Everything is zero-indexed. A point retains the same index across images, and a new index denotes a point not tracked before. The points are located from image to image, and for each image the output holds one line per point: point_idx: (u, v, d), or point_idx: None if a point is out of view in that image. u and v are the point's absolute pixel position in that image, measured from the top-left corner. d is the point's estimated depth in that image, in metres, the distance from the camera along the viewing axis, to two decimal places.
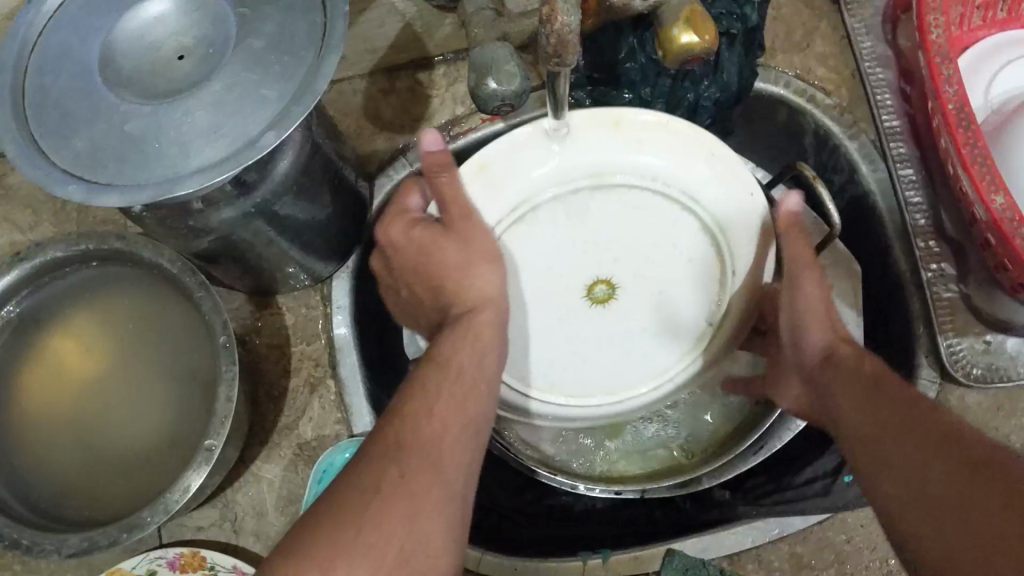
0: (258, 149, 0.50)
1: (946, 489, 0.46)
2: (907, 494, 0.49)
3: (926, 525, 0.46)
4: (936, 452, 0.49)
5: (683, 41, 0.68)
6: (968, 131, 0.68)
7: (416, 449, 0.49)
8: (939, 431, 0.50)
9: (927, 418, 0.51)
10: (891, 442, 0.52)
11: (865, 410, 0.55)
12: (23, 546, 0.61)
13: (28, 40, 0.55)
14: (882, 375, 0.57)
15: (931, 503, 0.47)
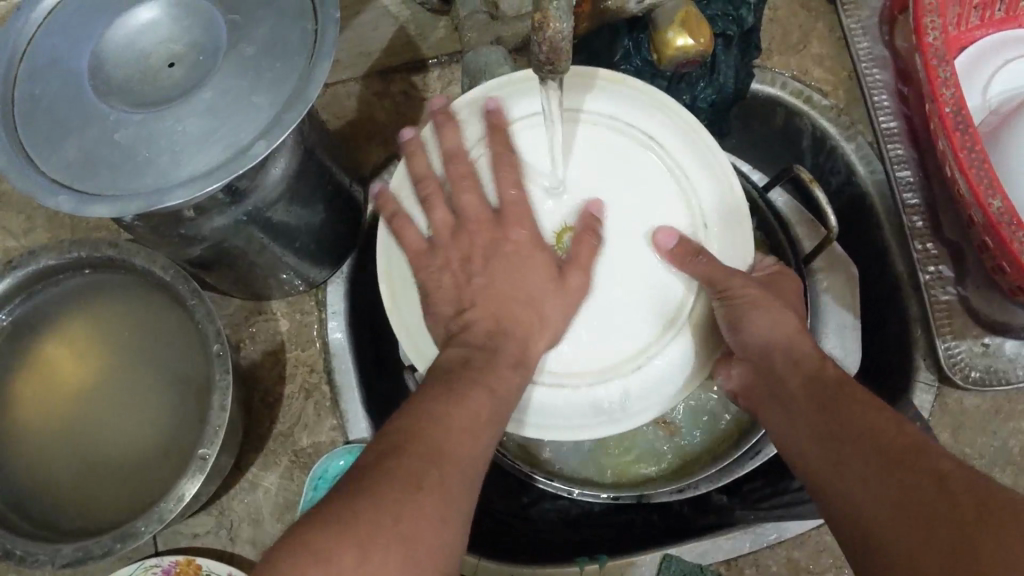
0: (249, 159, 0.49)
1: (925, 508, 0.44)
2: (882, 516, 0.47)
3: (908, 550, 0.44)
4: (909, 470, 0.47)
5: (678, 45, 0.70)
6: (965, 134, 0.68)
7: (435, 443, 0.48)
8: (919, 453, 0.48)
9: (904, 439, 0.49)
10: (867, 461, 0.49)
11: (837, 424, 0.53)
12: (16, 556, 0.60)
13: (17, 49, 0.54)
14: (850, 388, 0.54)
15: (912, 529, 0.44)
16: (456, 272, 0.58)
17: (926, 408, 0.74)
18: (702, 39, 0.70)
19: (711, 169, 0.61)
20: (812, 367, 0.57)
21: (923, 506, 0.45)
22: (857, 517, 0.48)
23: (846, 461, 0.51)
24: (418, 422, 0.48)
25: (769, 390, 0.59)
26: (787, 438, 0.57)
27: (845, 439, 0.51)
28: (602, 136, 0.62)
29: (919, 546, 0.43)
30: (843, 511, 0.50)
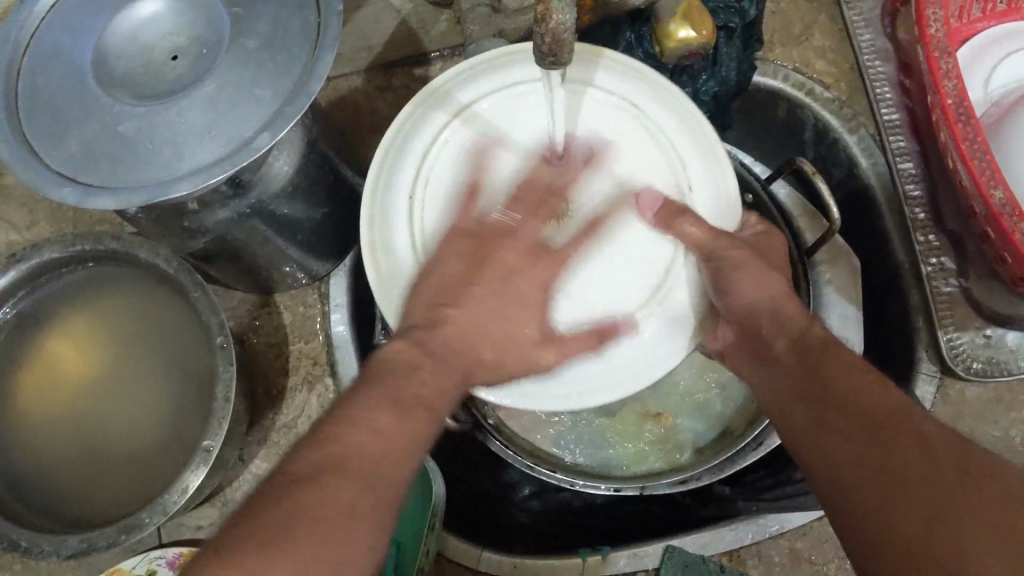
0: (251, 151, 0.49)
1: (911, 480, 0.44)
2: (862, 486, 0.46)
3: (890, 522, 0.43)
4: (893, 435, 0.46)
5: (680, 37, 0.70)
6: (967, 125, 0.68)
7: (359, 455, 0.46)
8: (903, 418, 0.47)
9: (889, 403, 0.48)
10: (848, 424, 0.49)
11: (823, 387, 0.52)
12: (21, 548, 0.61)
13: (20, 41, 0.54)
14: (838, 353, 0.54)
15: (901, 508, 0.43)
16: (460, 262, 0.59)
17: (928, 400, 0.74)
18: (705, 30, 0.70)
19: (696, 138, 0.63)
20: (807, 335, 0.56)
21: (907, 478, 0.44)
22: (835, 482, 0.48)
23: (827, 424, 0.50)
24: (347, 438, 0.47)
25: (756, 350, 0.58)
26: (769, 401, 0.56)
27: (829, 400, 0.51)
28: (601, 112, 0.63)
29: (902, 519, 0.43)
30: (818, 474, 0.49)
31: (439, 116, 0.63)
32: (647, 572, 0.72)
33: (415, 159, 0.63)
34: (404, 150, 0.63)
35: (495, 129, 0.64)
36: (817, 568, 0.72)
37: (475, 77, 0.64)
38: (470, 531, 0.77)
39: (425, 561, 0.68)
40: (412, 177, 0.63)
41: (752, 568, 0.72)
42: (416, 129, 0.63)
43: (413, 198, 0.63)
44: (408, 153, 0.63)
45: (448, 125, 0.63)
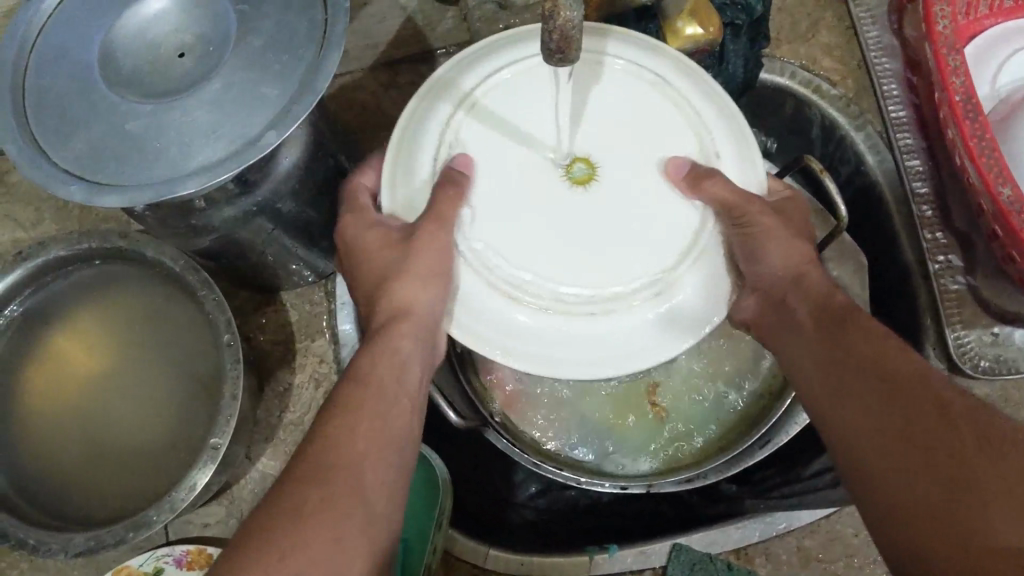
0: (258, 150, 0.49)
1: (926, 441, 0.44)
2: (878, 450, 0.46)
3: (905, 490, 0.44)
4: (912, 397, 0.46)
5: (688, 34, 0.70)
6: (975, 122, 0.68)
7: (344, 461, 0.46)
8: (920, 381, 0.47)
9: (907, 368, 0.48)
10: (867, 390, 0.49)
11: (843, 351, 0.52)
12: (29, 546, 0.61)
13: (27, 40, 0.54)
14: (858, 317, 0.53)
15: (915, 470, 0.44)
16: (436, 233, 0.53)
17: None
18: (713, 28, 0.70)
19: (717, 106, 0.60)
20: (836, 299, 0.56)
21: (921, 445, 0.44)
22: (854, 448, 0.48)
23: (846, 389, 0.50)
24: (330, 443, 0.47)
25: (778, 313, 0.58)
26: (792, 364, 0.57)
27: (848, 365, 0.51)
28: (619, 81, 0.59)
29: (917, 486, 0.43)
30: (838, 439, 0.50)
31: (443, 105, 0.58)
32: (655, 571, 0.72)
33: (432, 137, 0.57)
34: (413, 133, 0.57)
35: (504, 116, 0.58)
36: (825, 566, 0.72)
37: (486, 52, 0.59)
38: (475, 530, 0.77)
39: (433, 558, 0.68)
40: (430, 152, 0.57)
41: (760, 565, 0.72)
42: (424, 117, 0.57)
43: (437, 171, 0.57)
44: (417, 141, 0.57)
45: (459, 103, 0.58)
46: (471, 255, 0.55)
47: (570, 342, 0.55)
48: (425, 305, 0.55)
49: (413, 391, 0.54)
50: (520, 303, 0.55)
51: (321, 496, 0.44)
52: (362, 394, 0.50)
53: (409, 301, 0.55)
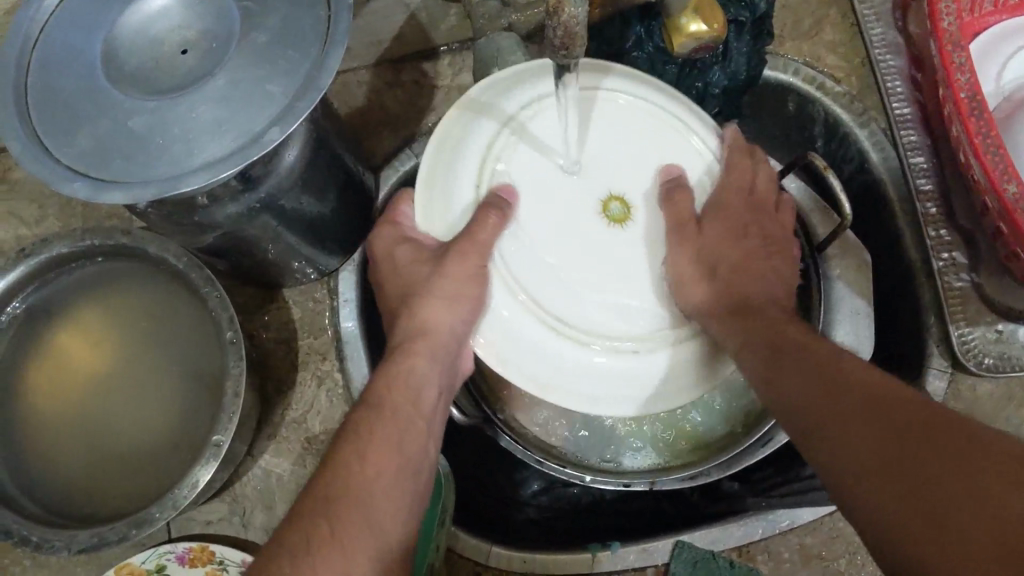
0: (262, 146, 0.49)
1: (925, 466, 0.40)
2: (872, 483, 0.43)
3: (904, 500, 0.40)
4: (904, 423, 0.43)
5: (692, 31, 0.67)
6: (980, 119, 0.68)
7: (355, 485, 0.50)
8: (906, 400, 0.45)
9: (890, 388, 0.46)
10: (848, 411, 0.46)
11: (828, 385, 0.49)
12: (32, 543, 0.60)
13: (30, 36, 0.54)
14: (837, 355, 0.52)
15: (917, 499, 0.40)
16: (467, 259, 0.55)
17: (939, 395, 0.73)
18: (717, 24, 0.67)
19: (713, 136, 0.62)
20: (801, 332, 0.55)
21: (917, 453, 0.41)
22: (840, 471, 0.45)
23: (825, 415, 0.48)
24: (341, 470, 0.50)
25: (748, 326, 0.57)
26: (766, 396, 0.54)
27: (825, 390, 0.49)
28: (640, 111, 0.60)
29: (919, 493, 0.40)
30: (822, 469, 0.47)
31: (486, 126, 0.58)
32: (657, 567, 0.72)
33: (474, 161, 0.57)
34: (454, 153, 0.57)
35: (542, 141, 0.58)
36: (827, 564, 0.72)
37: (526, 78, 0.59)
38: (477, 527, 0.77)
39: (436, 555, 0.68)
40: (471, 177, 0.57)
41: (761, 563, 0.72)
42: (465, 138, 0.57)
43: (480, 195, 0.57)
44: (457, 161, 0.57)
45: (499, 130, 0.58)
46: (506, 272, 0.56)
47: (609, 377, 0.58)
48: (444, 328, 0.59)
49: (428, 412, 0.58)
50: (534, 321, 0.57)
51: (337, 528, 0.46)
52: (381, 419, 0.54)
53: (426, 322, 0.59)
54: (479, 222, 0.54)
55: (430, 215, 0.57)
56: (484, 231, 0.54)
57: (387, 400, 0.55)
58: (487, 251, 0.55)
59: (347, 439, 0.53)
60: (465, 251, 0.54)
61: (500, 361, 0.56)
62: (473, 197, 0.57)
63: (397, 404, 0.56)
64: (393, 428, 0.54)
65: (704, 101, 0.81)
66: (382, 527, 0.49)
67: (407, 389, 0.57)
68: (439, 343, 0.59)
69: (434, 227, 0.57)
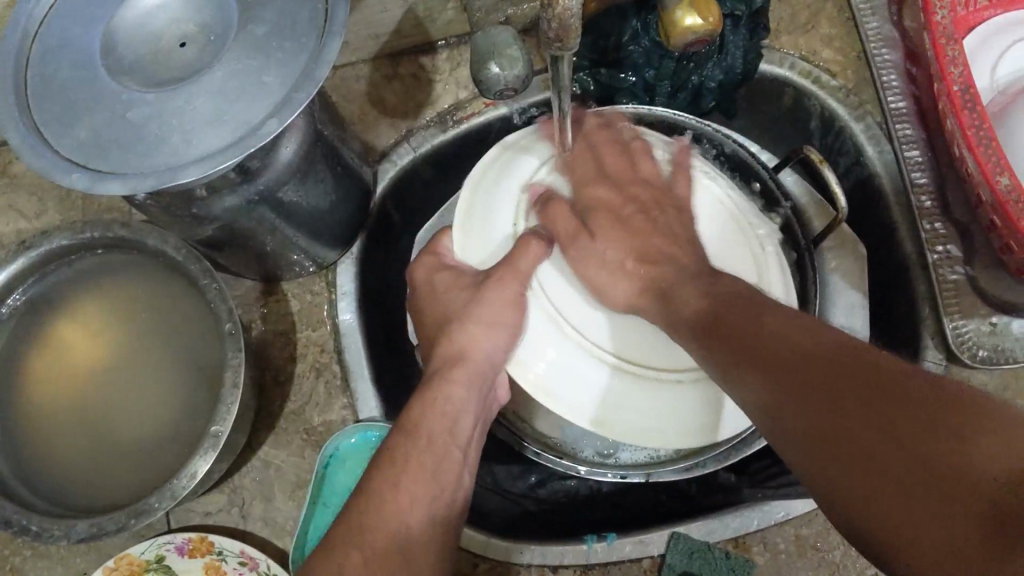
0: (259, 137, 0.50)
1: (890, 452, 0.39)
2: (841, 468, 0.41)
3: (894, 502, 0.38)
4: (854, 397, 0.41)
5: (687, 24, 0.66)
6: (973, 113, 0.68)
7: (385, 516, 0.54)
8: (859, 365, 0.43)
9: (840, 353, 0.44)
10: (792, 383, 0.45)
11: (769, 349, 0.47)
12: (32, 532, 0.61)
13: (28, 29, 0.54)
14: (773, 312, 0.49)
15: (891, 492, 0.39)
16: (506, 284, 0.58)
17: None
18: (712, 18, 0.66)
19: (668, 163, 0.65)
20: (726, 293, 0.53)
21: (890, 443, 0.39)
22: (810, 459, 0.43)
23: (776, 390, 0.45)
24: (372, 500, 0.55)
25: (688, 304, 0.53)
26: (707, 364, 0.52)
27: (776, 361, 0.46)
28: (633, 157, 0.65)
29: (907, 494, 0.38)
30: (790, 450, 0.45)
31: (517, 169, 0.64)
32: (654, 559, 0.72)
33: (511, 200, 0.63)
34: (486, 195, 0.63)
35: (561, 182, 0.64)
36: (823, 555, 0.72)
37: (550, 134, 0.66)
38: (475, 519, 0.77)
39: None
40: (512, 213, 0.62)
41: (757, 554, 0.72)
42: (497, 182, 0.64)
43: (518, 230, 0.62)
44: (492, 201, 0.63)
45: (537, 170, 0.64)
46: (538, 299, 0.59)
47: (648, 410, 0.59)
48: (468, 354, 0.62)
49: (462, 440, 0.61)
50: (568, 345, 0.58)
51: (366, 554, 0.51)
52: (419, 449, 0.58)
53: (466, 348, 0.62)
54: (521, 251, 0.58)
55: (475, 250, 0.63)
56: (525, 260, 0.58)
57: (425, 428, 0.59)
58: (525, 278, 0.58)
59: (383, 467, 0.57)
60: (505, 276, 0.58)
61: (531, 382, 0.59)
62: (510, 233, 0.62)
63: (434, 433, 0.59)
64: (428, 459, 0.58)
65: (701, 95, 0.82)
66: (411, 556, 0.53)
67: (445, 417, 0.60)
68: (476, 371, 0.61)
69: (477, 259, 0.63)
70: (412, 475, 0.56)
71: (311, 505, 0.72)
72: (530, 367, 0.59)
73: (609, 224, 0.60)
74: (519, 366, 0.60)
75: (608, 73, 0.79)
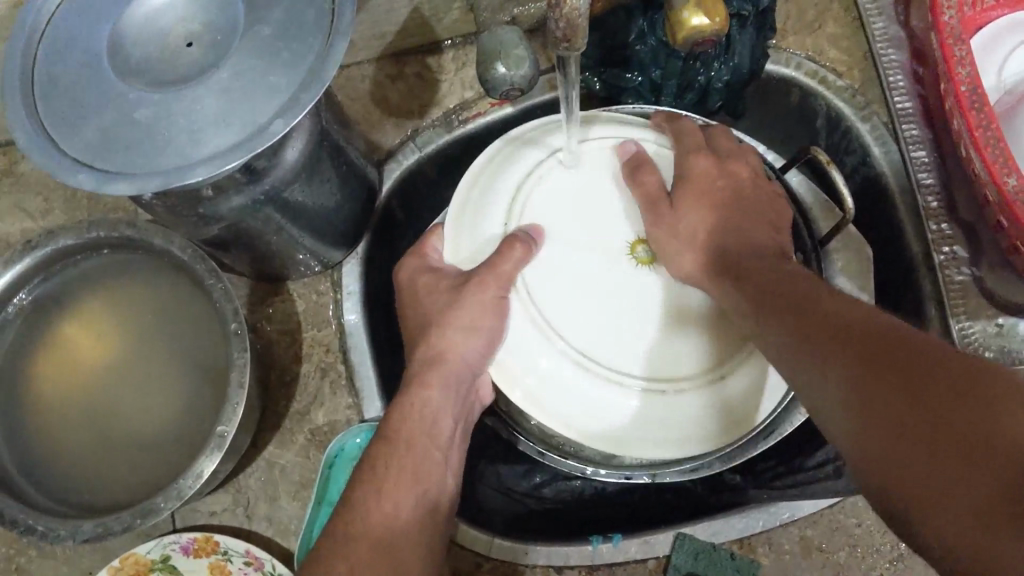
0: (266, 138, 0.49)
1: (905, 426, 0.39)
2: (863, 439, 0.42)
3: (906, 475, 0.39)
4: (877, 370, 0.42)
5: (694, 24, 0.66)
6: (980, 113, 0.68)
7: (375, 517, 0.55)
8: (894, 340, 0.43)
9: (871, 327, 0.44)
10: (826, 355, 0.45)
11: (809, 324, 0.47)
12: (38, 532, 0.61)
13: (36, 28, 0.54)
14: (822, 291, 0.50)
15: (905, 465, 0.39)
16: (486, 287, 0.59)
17: None
18: (719, 17, 0.65)
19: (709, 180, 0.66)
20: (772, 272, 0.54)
21: (905, 416, 0.40)
22: (840, 429, 0.44)
23: (810, 358, 0.46)
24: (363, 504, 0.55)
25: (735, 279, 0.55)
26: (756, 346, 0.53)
27: (815, 332, 0.47)
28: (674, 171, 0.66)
29: (932, 468, 0.38)
30: (828, 427, 0.45)
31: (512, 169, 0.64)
32: (659, 560, 0.72)
33: (509, 190, 0.63)
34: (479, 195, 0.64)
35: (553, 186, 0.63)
36: (828, 556, 0.72)
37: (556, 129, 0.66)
38: (481, 521, 0.77)
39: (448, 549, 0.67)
40: (504, 210, 0.62)
41: (763, 555, 0.72)
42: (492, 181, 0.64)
43: (509, 229, 0.62)
44: (484, 201, 0.63)
45: (543, 159, 0.64)
46: (522, 302, 0.60)
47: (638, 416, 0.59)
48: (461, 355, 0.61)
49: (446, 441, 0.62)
50: (550, 348, 0.59)
51: (359, 553, 0.52)
52: (400, 454, 0.59)
53: (445, 346, 0.62)
54: (504, 254, 0.58)
55: (461, 249, 0.63)
56: (506, 263, 0.58)
57: (403, 433, 0.60)
58: (505, 280, 0.59)
59: (370, 470, 0.58)
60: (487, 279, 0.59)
61: (511, 385, 0.60)
62: (501, 231, 0.62)
63: (415, 437, 0.60)
64: (415, 462, 0.59)
65: (707, 95, 0.81)
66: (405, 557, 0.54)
67: (425, 424, 0.61)
68: (455, 371, 0.62)
69: (462, 257, 0.63)
70: (396, 478, 0.57)
71: (316, 505, 0.72)
72: (507, 372, 0.60)
73: (691, 195, 0.60)
74: (499, 368, 0.60)
75: (614, 73, 0.79)
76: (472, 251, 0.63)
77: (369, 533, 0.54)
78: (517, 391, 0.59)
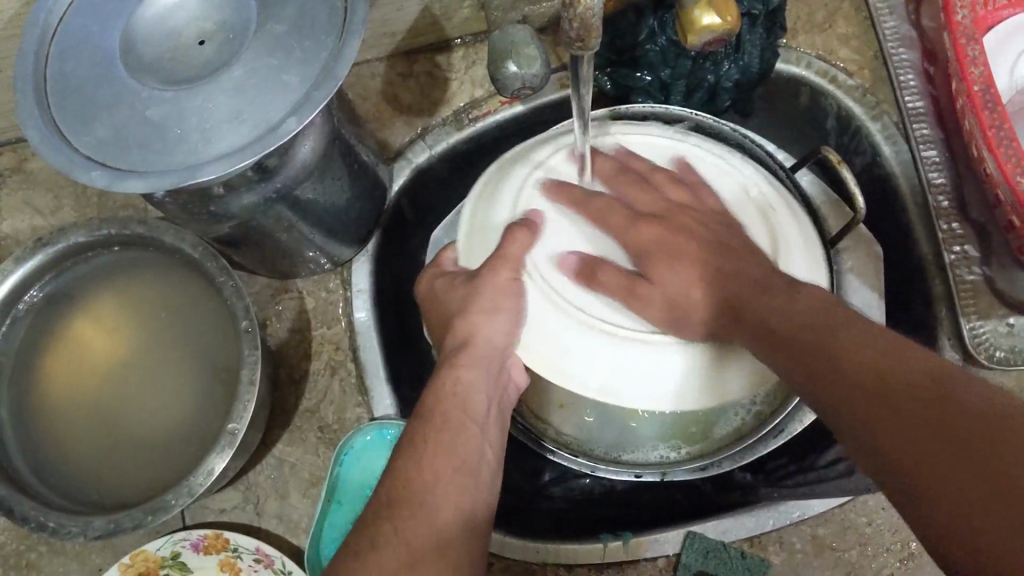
0: (279, 135, 0.49)
1: (949, 459, 0.39)
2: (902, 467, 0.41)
3: (947, 505, 0.38)
4: (923, 403, 0.41)
5: (705, 23, 0.65)
6: (994, 113, 0.68)
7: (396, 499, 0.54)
8: (935, 380, 0.42)
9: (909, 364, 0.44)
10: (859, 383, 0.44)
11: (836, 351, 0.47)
12: (49, 529, 0.61)
13: (49, 26, 0.55)
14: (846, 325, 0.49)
15: (948, 495, 0.38)
16: (499, 272, 0.59)
17: None
18: (730, 17, 0.65)
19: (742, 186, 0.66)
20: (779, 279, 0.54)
21: (948, 449, 0.39)
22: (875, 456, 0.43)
23: (837, 384, 0.46)
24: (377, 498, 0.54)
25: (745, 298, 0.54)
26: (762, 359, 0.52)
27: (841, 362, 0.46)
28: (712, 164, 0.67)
29: (974, 510, 0.37)
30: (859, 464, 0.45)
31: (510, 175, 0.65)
32: (669, 559, 0.72)
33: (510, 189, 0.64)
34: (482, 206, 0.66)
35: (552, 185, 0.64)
36: (840, 555, 0.72)
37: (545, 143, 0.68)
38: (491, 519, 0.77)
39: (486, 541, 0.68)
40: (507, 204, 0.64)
41: (773, 553, 0.72)
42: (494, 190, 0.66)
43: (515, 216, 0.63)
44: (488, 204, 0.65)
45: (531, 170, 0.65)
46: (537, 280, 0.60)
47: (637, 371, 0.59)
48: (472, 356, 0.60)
49: None
50: (573, 326, 0.59)
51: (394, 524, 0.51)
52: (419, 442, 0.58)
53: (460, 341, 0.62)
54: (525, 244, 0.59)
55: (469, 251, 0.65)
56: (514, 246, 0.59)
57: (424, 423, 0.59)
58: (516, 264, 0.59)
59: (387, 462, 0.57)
60: (499, 266, 0.60)
61: (541, 366, 0.61)
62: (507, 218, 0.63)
63: None
64: None
65: (716, 94, 0.81)
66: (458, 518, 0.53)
67: None
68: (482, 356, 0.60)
69: (473, 259, 0.65)
70: None
71: (327, 502, 0.72)
72: (531, 344, 0.61)
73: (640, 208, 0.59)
74: (527, 349, 0.61)
75: (625, 73, 0.79)
76: (480, 248, 0.64)
77: (419, 518, 0.52)
78: (542, 367, 0.61)
